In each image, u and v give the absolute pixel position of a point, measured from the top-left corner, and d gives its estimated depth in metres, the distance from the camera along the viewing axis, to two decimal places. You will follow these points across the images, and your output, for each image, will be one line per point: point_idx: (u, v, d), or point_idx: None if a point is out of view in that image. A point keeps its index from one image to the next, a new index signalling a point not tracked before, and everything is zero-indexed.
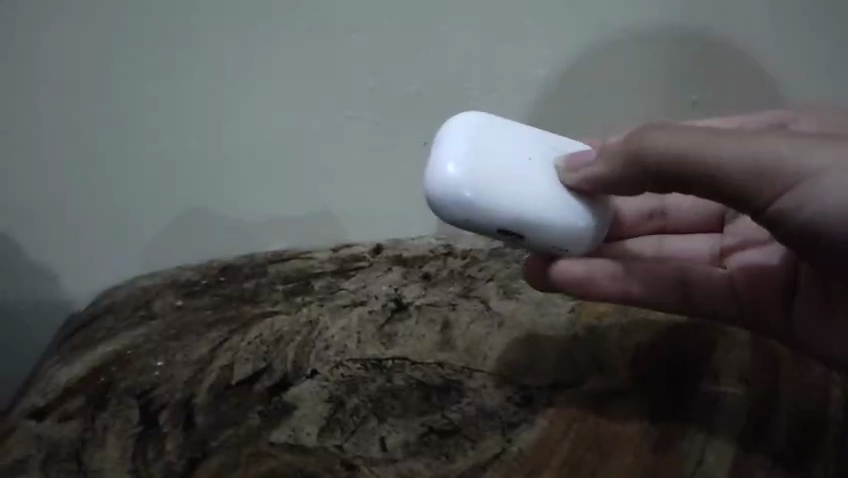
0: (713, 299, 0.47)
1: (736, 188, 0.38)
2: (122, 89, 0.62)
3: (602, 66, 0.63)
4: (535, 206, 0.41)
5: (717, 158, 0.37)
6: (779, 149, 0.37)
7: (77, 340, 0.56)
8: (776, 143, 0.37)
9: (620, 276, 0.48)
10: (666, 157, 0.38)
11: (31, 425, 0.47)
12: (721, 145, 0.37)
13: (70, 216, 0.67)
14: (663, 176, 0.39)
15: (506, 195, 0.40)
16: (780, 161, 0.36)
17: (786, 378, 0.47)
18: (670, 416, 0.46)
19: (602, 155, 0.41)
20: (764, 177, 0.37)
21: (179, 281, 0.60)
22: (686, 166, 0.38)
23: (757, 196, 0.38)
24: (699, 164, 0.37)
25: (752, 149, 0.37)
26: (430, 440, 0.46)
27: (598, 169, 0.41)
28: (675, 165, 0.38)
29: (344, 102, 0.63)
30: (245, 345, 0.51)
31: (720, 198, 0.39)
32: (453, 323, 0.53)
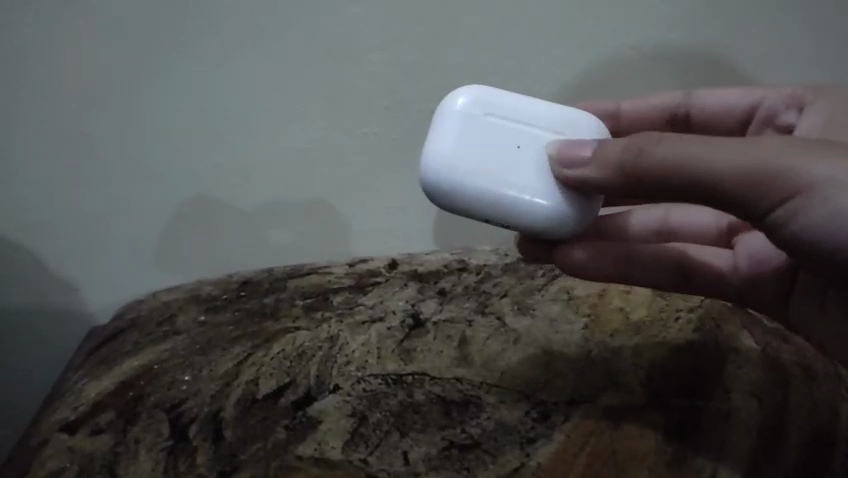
0: (712, 281, 0.50)
1: (738, 194, 0.37)
2: (142, 110, 0.62)
3: (611, 84, 0.64)
4: (508, 194, 0.41)
5: (717, 163, 0.36)
6: (779, 153, 0.36)
7: (103, 354, 0.58)
8: (778, 150, 0.36)
9: (621, 262, 0.50)
10: (666, 163, 0.37)
11: (64, 439, 0.50)
12: (722, 152, 0.36)
13: (93, 232, 0.68)
14: (662, 183, 0.37)
15: (478, 179, 0.41)
16: (784, 168, 0.36)
17: (796, 393, 0.48)
18: (684, 431, 0.47)
19: (597, 155, 0.40)
20: (765, 181, 0.36)
21: (201, 297, 0.62)
22: (687, 172, 0.37)
23: (759, 201, 0.37)
24: (700, 170, 0.36)
25: (754, 156, 0.36)
26: (451, 454, 0.47)
27: (589, 172, 0.40)
28: (676, 171, 0.37)
29: (362, 122, 0.64)
30: (268, 360, 0.53)
31: (716, 204, 0.38)
32: (470, 338, 0.54)
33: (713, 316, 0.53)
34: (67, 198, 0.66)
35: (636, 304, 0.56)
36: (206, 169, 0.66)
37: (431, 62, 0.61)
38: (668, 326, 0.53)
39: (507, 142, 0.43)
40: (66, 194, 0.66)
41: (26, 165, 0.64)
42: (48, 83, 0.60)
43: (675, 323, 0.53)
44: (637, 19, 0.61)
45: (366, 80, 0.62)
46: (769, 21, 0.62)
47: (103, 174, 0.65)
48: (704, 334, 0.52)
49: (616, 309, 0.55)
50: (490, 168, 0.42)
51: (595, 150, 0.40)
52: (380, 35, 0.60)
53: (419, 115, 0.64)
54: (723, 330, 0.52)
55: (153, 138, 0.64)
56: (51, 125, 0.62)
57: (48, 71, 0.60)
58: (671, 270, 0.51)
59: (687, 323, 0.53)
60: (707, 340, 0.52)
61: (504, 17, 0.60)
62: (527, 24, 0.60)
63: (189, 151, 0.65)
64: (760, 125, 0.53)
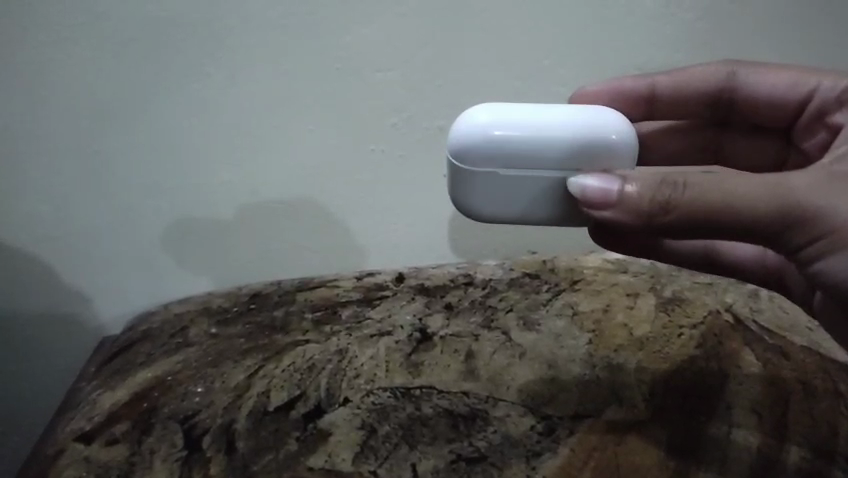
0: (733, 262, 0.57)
1: (768, 231, 0.39)
2: (156, 125, 0.64)
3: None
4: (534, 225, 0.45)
5: (744, 204, 0.38)
6: (801, 190, 0.38)
7: (118, 364, 0.59)
8: (800, 186, 0.39)
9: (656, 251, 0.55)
10: (702, 208, 0.38)
11: (80, 448, 0.51)
12: (750, 192, 0.38)
13: (107, 244, 0.70)
14: (694, 226, 0.38)
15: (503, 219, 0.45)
16: (811, 205, 0.38)
17: (796, 410, 0.49)
18: (686, 447, 0.48)
19: (621, 200, 0.39)
20: (791, 217, 0.39)
21: (212, 308, 0.63)
22: (721, 216, 0.38)
23: (788, 235, 0.40)
24: (733, 214, 0.38)
25: (780, 194, 0.38)
26: (459, 467, 0.48)
27: (611, 213, 0.39)
28: (712, 216, 0.38)
29: (370, 139, 0.66)
30: (279, 373, 0.54)
31: (736, 238, 0.40)
32: (476, 353, 0.55)
33: (715, 332, 0.54)
34: (82, 212, 0.68)
35: (640, 320, 0.56)
36: (217, 185, 0.67)
37: (438, 80, 0.63)
38: (671, 341, 0.54)
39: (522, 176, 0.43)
40: (79, 208, 0.68)
41: (41, 181, 0.66)
42: (62, 101, 0.62)
43: (679, 338, 0.54)
44: (641, 39, 0.62)
45: (375, 98, 0.63)
46: (774, 40, 0.62)
47: (115, 189, 0.67)
48: (706, 351, 0.53)
49: (620, 325, 0.56)
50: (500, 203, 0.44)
51: (623, 191, 0.38)
52: (388, 54, 0.61)
53: (425, 133, 0.65)
54: (725, 347, 0.53)
55: (167, 151, 0.65)
56: (66, 141, 0.64)
57: (61, 90, 0.61)
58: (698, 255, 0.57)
59: (690, 338, 0.54)
60: (709, 356, 0.53)
61: (510, 37, 0.61)
62: (532, 45, 0.62)
63: (201, 166, 0.66)
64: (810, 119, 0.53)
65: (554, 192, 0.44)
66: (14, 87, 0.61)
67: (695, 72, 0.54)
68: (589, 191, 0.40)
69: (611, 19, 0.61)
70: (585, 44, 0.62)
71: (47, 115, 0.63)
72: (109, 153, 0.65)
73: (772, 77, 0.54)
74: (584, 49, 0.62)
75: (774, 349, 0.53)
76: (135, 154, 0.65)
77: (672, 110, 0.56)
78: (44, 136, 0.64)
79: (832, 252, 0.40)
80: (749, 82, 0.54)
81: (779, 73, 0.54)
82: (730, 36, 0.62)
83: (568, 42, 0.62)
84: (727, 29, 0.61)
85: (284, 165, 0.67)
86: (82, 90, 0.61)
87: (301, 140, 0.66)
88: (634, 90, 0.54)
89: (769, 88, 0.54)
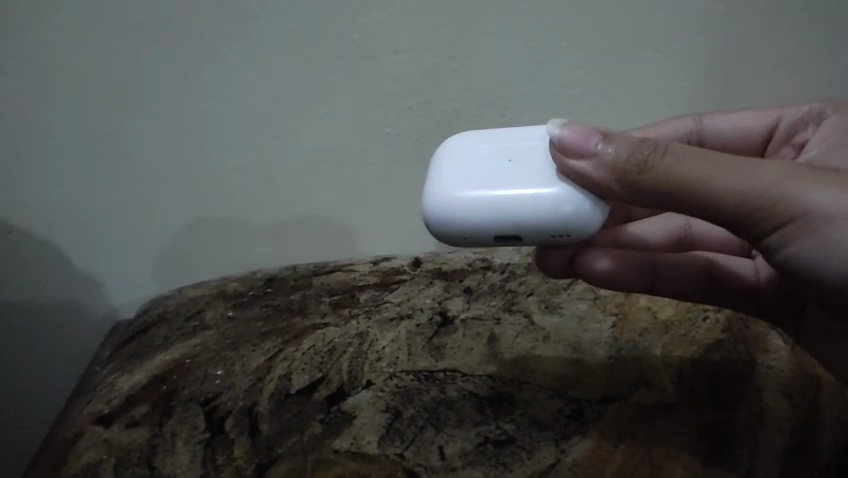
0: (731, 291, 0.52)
1: (735, 216, 0.37)
2: (171, 107, 0.62)
3: (637, 81, 0.64)
4: (511, 204, 0.40)
5: (716, 184, 0.36)
6: (779, 177, 0.36)
7: (134, 348, 0.59)
8: (779, 174, 0.36)
9: (647, 274, 0.50)
10: (669, 183, 0.36)
11: (99, 431, 0.50)
12: (724, 175, 0.36)
13: (121, 228, 0.70)
14: (661, 198, 0.37)
15: (475, 200, 0.40)
16: (782, 193, 0.36)
17: (826, 393, 0.48)
18: (716, 431, 0.46)
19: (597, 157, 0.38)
20: (761, 204, 0.36)
21: (227, 293, 0.62)
22: (688, 193, 0.36)
23: (757, 223, 0.37)
24: (699, 193, 0.36)
25: (754, 179, 0.36)
26: (487, 450, 0.47)
27: (588, 168, 0.39)
28: (677, 192, 0.37)
29: (385, 121, 0.65)
30: (299, 355, 0.54)
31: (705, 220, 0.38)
32: (499, 337, 0.55)
33: (740, 316, 0.55)
34: (96, 196, 0.67)
35: (664, 305, 0.56)
36: (230, 167, 0.67)
37: (455, 63, 0.62)
38: (697, 326, 0.54)
39: (494, 159, 0.42)
40: (92, 193, 0.67)
41: (53, 165, 0.65)
42: (69, 84, 0.60)
43: (705, 322, 0.54)
44: (662, 19, 0.60)
45: (391, 80, 0.62)
46: (795, 21, 0.61)
47: (128, 174, 0.66)
48: (733, 334, 0.53)
49: (644, 308, 0.56)
50: (471, 182, 0.41)
51: (600, 148, 0.38)
52: (404, 37, 0.60)
53: (441, 116, 0.65)
54: (751, 331, 0.53)
55: (181, 133, 0.64)
56: (76, 126, 0.63)
57: (70, 72, 0.60)
58: (694, 283, 0.51)
59: (716, 322, 0.54)
60: (737, 340, 0.52)
61: (530, 17, 0.59)
62: (552, 26, 0.60)
63: (214, 149, 0.65)
64: (778, 145, 0.53)
65: (528, 168, 0.41)
66: (20, 68, 0.59)
67: (663, 126, 0.54)
68: (562, 143, 0.39)
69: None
70: (605, 25, 0.60)
71: (58, 97, 0.61)
72: (126, 138, 0.64)
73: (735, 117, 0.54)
74: (602, 31, 0.61)
75: None
76: (150, 136, 0.64)
77: None
78: (55, 120, 0.62)
79: (796, 241, 0.38)
80: (716, 127, 0.53)
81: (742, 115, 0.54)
82: (753, 18, 0.61)
83: (588, 22, 0.60)
84: (749, 10, 0.60)
85: (300, 149, 0.66)
86: (92, 71, 0.60)
87: (315, 122, 0.64)
88: None
89: (736, 127, 0.54)
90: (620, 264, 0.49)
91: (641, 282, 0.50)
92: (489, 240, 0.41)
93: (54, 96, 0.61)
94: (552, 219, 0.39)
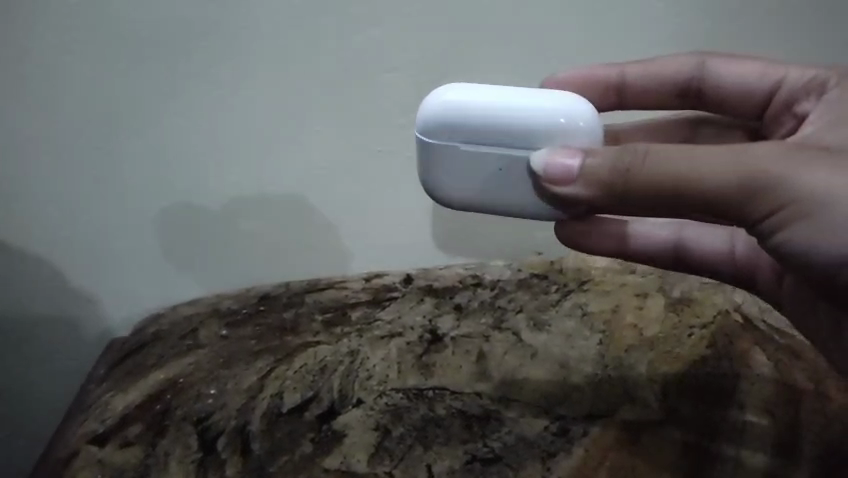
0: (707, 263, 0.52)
1: (731, 204, 0.37)
2: (166, 126, 0.64)
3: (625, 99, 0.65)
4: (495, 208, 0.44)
5: (706, 177, 0.36)
6: (769, 159, 0.36)
7: (130, 365, 0.60)
8: (769, 156, 0.36)
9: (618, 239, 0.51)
10: (660, 182, 0.36)
11: (94, 450, 0.51)
12: (713, 164, 0.36)
13: (116, 247, 0.70)
14: (653, 199, 0.37)
15: (465, 199, 0.44)
16: (774, 175, 0.36)
17: (808, 409, 0.49)
18: (699, 449, 0.48)
19: (583, 172, 0.38)
20: (755, 189, 0.36)
21: (222, 311, 0.62)
22: (679, 191, 0.36)
23: (753, 209, 0.37)
24: (691, 189, 0.36)
25: (743, 163, 0.36)
26: (474, 468, 0.48)
27: (578, 190, 0.38)
28: (669, 191, 0.36)
29: (376, 140, 0.66)
30: (291, 374, 0.55)
31: (699, 215, 0.38)
32: (488, 354, 0.56)
33: (725, 332, 0.54)
34: (91, 215, 0.68)
35: (650, 321, 0.56)
36: (225, 185, 0.68)
37: (445, 81, 0.63)
38: (682, 342, 0.54)
39: (484, 159, 0.42)
40: (88, 212, 0.68)
41: (50, 185, 0.66)
42: (68, 104, 0.62)
43: (689, 339, 0.55)
44: (648, 38, 0.62)
45: (382, 100, 0.64)
46: (783, 38, 0.62)
47: (123, 193, 0.67)
48: (717, 350, 0.53)
49: (630, 326, 0.56)
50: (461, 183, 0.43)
51: (586, 165, 0.38)
52: (394, 57, 0.61)
53: None
54: (736, 347, 0.53)
55: (174, 153, 0.65)
56: (73, 146, 0.64)
57: (68, 92, 0.61)
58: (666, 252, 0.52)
59: (701, 338, 0.54)
60: (721, 356, 0.53)
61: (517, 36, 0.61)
62: (539, 44, 0.61)
63: (207, 168, 0.66)
64: (779, 108, 0.51)
65: (517, 177, 0.42)
66: (21, 89, 0.61)
67: (664, 63, 0.52)
68: (553, 172, 0.39)
69: (618, 19, 0.61)
70: (592, 44, 0.62)
71: (54, 118, 0.63)
72: (121, 159, 0.65)
73: (743, 66, 0.51)
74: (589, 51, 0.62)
75: (785, 349, 0.53)
76: (144, 156, 0.65)
77: (638, 104, 0.54)
78: (53, 140, 0.64)
79: (793, 224, 0.38)
80: (719, 76, 0.51)
81: (752, 64, 0.51)
82: (740, 36, 0.62)
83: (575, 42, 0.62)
84: (736, 28, 0.61)
85: (292, 169, 0.67)
86: (88, 91, 0.62)
87: (308, 139, 0.66)
88: (598, 77, 0.52)
89: (739, 79, 0.51)
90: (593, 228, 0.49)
91: (611, 247, 0.51)
92: None
93: (49, 116, 0.63)
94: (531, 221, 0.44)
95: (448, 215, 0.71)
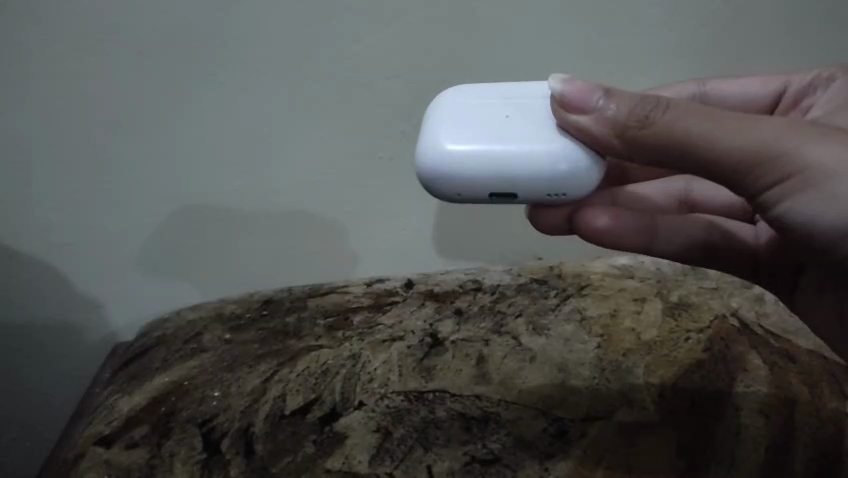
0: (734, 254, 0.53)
1: (738, 168, 0.38)
2: (172, 134, 0.66)
3: None
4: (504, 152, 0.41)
5: (720, 137, 0.37)
6: (781, 129, 0.37)
7: (134, 369, 0.60)
8: (780, 127, 0.37)
9: (648, 232, 0.50)
10: (672, 137, 0.37)
11: (100, 452, 0.52)
12: (728, 126, 0.37)
13: (121, 252, 0.72)
14: (666, 152, 0.37)
15: (473, 147, 0.41)
16: (783, 145, 0.37)
17: (803, 411, 0.50)
18: (695, 451, 0.48)
19: (600, 115, 0.39)
20: (765, 156, 0.37)
21: (224, 315, 0.64)
22: (692, 146, 0.37)
23: (757, 177, 0.38)
24: (704, 145, 0.37)
25: (757, 130, 0.37)
26: (473, 469, 0.49)
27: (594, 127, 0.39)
28: (681, 146, 0.37)
29: (378, 147, 0.68)
30: (293, 377, 0.56)
31: (705, 175, 0.39)
32: (488, 357, 0.56)
33: (722, 335, 0.56)
34: (99, 221, 0.70)
35: (648, 325, 0.58)
36: (231, 190, 0.69)
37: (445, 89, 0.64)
38: (679, 346, 0.55)
39: (493, 113, 0.44)
40: (95, 219, 0.70)
41: (56, 191, 0.68)
42: (75, 113, 0.64)
43: (687, 342, 0.56)
44: (646, 47, 0.63)
45: (383, 107, 0.65)
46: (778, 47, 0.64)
47: (131, 200, 0.69)
48: (713, 354, 0.54)
49: (628, 330, 0.57)
50: (469, 132, 0.42)
51: (606, 108, 0.38)
52: (394, 65, 0.63)
53: None
54: (732, 351, 0.54)
55: (181, 161, 0.67)
56: (76, 153, 0.66)
57: (77, 100, 0.63)
58: (696, 244, 0.52)
59: (697, 342, 0.55)
60: (717, 360, 0.54)
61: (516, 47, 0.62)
62: (538, 54, 0.63)
63: (212, 173, 0.68)
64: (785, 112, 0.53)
65: (524, 121, 0.43)
66: (28, 96, 0.63)
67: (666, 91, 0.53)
68: (569, 91, 0.40)
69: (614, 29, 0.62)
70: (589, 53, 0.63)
71: (59, 124, 0.64)
72: (126, 165, 0.67)
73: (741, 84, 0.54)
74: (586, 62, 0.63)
75: (780, 352, 0.54)
76: (149, 161, 0.67)
77: None
78: (59, 147, 0.65)
79: (796, 195, 0.39)
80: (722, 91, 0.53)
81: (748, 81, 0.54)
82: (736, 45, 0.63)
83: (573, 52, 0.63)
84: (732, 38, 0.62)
85: (296, 175, 0.69)
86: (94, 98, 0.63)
87: (312, 145, 0.67)
88: None
89: (742, 93, 0.54)
90: (619, 222, 0.49)
91: (640, 240, 0.50)
92: (482, 197, 0.42)
93: (55, 123, 0.64)
94: (544, 170, 0.41)
95: (452, 221, 0.73)
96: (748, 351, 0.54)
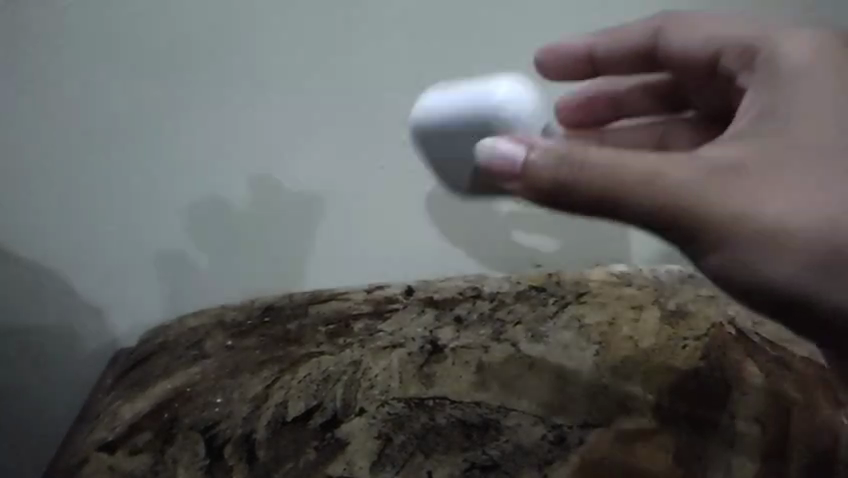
0: None
1: (654, 213, 0.35)
2: (175, 140, 0.67)
3: None
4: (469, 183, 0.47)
5: (626, 181, 0.35)
6: (697, 173, 0.35)
7: (135, 377, 0.61)
8: (697, 170, 0.35)
9: None
10: (586, 188, 0.35)
11: (104, 457, 0.53)
12: (627, 174, 0.35)
13: (123, 259, 0.72)
14: (597, 208, 0.36)
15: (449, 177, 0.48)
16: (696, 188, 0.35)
17: (797, 419, 0.51)
18: (690, 459, 0.50)
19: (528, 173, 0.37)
20: (676, 204, 0.35)
21: (226, 322, 0.64)
22: (612, 198, 0.35)
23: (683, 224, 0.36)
24: (619, 200, 0.35)
25: (658, 177, 0.35)
26: (474, 475, 0.51)
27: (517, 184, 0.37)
28: (605, 200, 0.35)
29: (378, 155, 0.69)
30: (294, 384, 0.56)
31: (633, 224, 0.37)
32: (487, 364, 0.57)
33: (720, 343, 0.56)
34: (104, 228, 0.71)
35: (647, 333, 0.58)
36: (233, 197, 0.70)
37: None
38: (676, 353, 0.56)
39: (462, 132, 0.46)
40: (98, 226, 0.70)
41: (62, 197, 0.69)
42: (82, 121, 0.66)
43: (684, 349, 0.56)
44: None
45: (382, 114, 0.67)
46: None
47: (134, 207, 0.70)
48: (711, 362, 0.55)
49: (626, 337, 0.58)
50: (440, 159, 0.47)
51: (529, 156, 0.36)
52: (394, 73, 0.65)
53: None
54: (729, 358, 0.55)
55: (185, 168, 0.68)
56: (82, 160, 0.67)
57: (85, 107, 0.65)
58: None
59: (695, 349, 0.56)
60: (714, 367, 0.54)
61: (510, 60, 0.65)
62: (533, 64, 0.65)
63: (215, 181, 0.69)
64: (746, 65, 0.43)
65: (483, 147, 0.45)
66: (37, 102, 0.65)
67: (625, 29, 0.49)
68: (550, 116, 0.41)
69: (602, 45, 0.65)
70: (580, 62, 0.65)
71: (66, 131, 0.66)
72: (131, 172, 0.68)
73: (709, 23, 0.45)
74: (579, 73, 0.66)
75: (776, 360, 0.54)
76: (153, 168, 0.68)
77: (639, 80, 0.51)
78: (66, 153, 0.67)
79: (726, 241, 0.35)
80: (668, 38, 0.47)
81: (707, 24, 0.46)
82: None
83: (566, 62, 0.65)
84: None
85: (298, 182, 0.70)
86: (102, 110, 0.65)
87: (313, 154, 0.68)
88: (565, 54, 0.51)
89: (687, 43, 0.46)
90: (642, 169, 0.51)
91: None
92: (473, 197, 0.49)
93: (62, 130, 0.66)
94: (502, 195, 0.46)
95: (457, 227, 0.73)
96: (745, 361, 0.55)
